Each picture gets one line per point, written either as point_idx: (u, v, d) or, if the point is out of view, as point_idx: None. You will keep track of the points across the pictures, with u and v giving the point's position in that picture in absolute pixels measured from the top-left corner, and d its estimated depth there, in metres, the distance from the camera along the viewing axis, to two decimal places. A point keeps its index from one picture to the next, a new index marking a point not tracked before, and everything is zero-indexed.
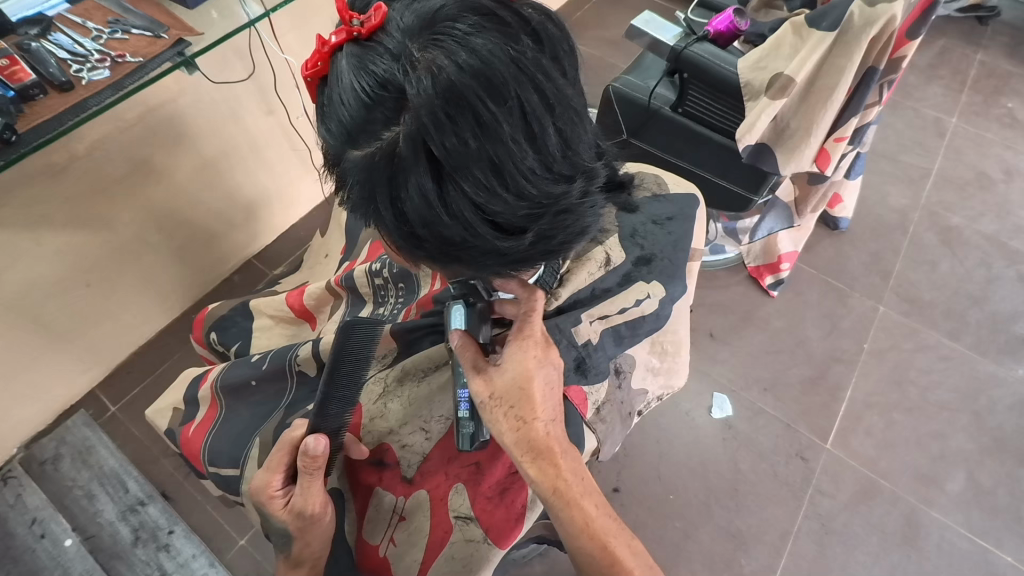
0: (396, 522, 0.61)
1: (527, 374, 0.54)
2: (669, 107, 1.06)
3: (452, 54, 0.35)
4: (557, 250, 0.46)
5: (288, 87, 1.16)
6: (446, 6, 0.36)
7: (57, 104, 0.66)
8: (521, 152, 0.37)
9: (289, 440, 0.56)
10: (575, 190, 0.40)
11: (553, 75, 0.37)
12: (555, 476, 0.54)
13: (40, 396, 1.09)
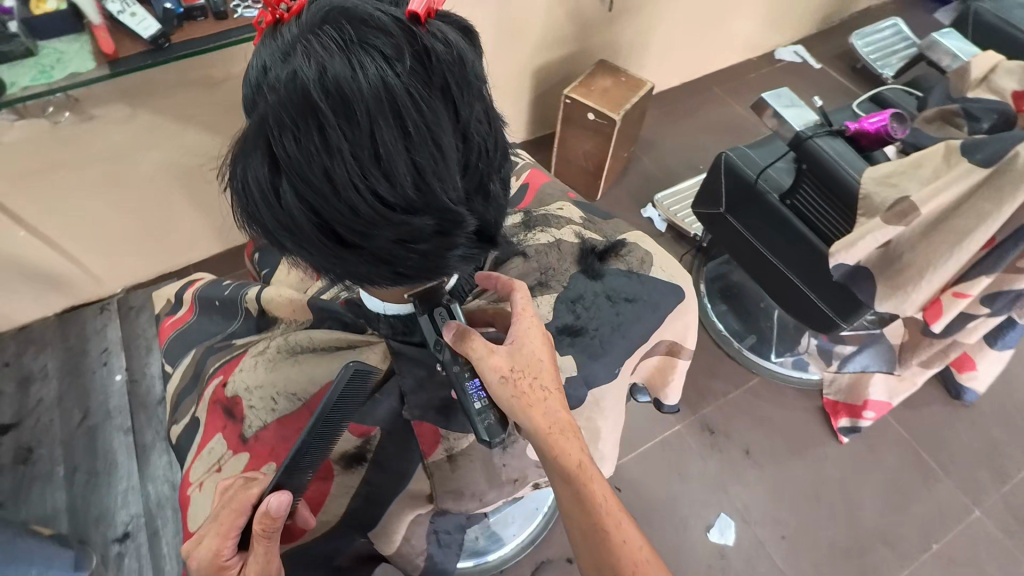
0: (214, 471, 0.62)
1: (534, 347, 0.59)
2: (777, 195, 0.96)
3: (320, 61, 0.36)
4: (407, 275, 0.46)
5: None
6: (343, 13, 0.37)
7: (209, 28, 0.79)
8: (362, 173, 0.38)
9: (245, 500, 0.50)
10: (417, 224, 0.41)
11: (423, 108, 0.38)
12: (573, 440, 0.58)
13: (148, 256, 1.30)
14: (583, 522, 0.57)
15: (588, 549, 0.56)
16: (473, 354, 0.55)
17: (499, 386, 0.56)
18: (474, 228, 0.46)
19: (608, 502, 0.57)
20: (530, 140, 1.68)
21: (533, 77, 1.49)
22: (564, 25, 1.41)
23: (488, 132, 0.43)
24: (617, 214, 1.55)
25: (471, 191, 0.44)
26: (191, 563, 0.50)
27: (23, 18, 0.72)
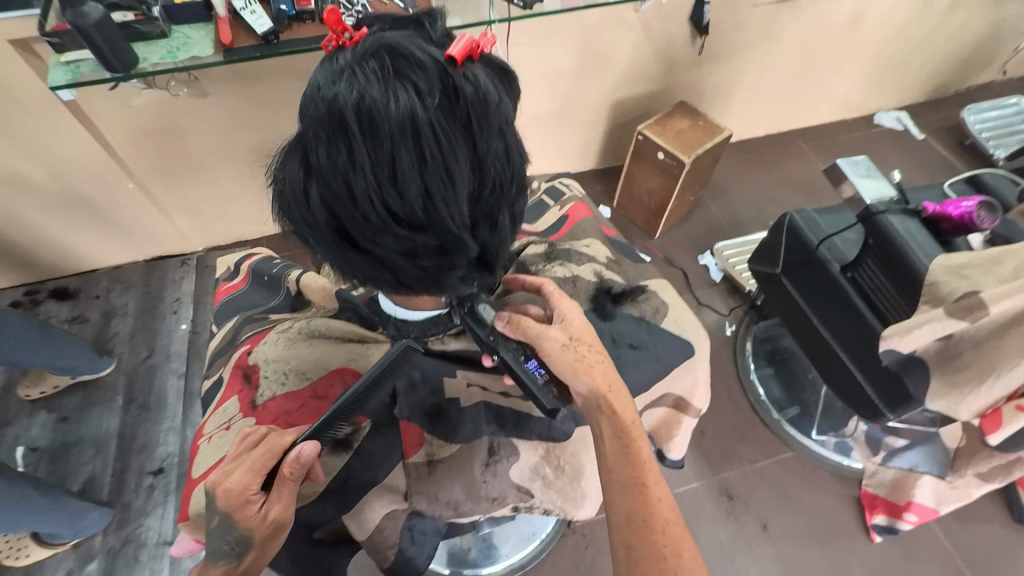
0: (221, 430, 0.66)
1: (580, 321, 0.64)
2: (839, 267, 0.91)
3: (359, 87, 0.39)
4: (407, 282, 0.50)
5: None
6: (389, 46, 0.41)
7: (314, 30, 0.87)
8: (377, 190, 0.41)
9: (279, 443, 0.55)
10: (419, 241, 0.45)
11: (444, 142, 0.41)
12: (625, 401, 0.61)
13: (230, 223, 1.43)
14: (621, 477, 0.57)
15: (621, 504, 0.56)
16: (531, 333, 0.61)
17: (561, 352, 0.61)
18: (475, 252, 0.49)
19: (651, 465, 0.58)
20: (598, 169, 1.70)
21: (611, 109, 1.51)
22: (650, 64, 1.42)
23: (505, 170, 0.46)
24: (673, 256, 1.53)
25: (478, 219, 0.47)
26: (221, 500, 0.53)
27: (165, 5, 0.84)
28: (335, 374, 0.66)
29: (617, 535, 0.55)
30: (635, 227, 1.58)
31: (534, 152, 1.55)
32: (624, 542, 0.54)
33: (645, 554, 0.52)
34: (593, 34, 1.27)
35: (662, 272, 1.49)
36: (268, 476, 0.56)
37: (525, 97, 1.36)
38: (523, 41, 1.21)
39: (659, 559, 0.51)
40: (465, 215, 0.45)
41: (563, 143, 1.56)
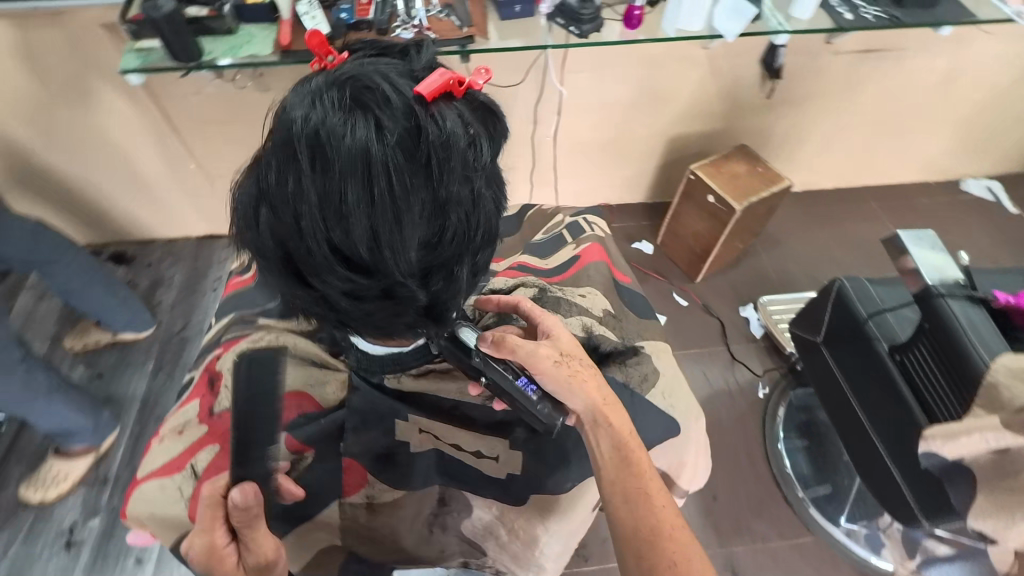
0: (176, 433, 0.70)
1: (566, 337, 0.63)
2: (887, 346, 0.83)
3: (319, 116, 0.38)
4: (353, 315, 0.48)
5: (552, 112, 1.29)
6: (359, 77, 0.39)
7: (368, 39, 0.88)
8: (322, 222, 0.40)
9: (217, 497, 0.57)
10: (361, 279, 0.43)
11: (396, 182, 0.39)
12: (620, 411, 0.60)
13: None
14: (624, 487, 0.55)
15: (628, 515, 0.53)
16: (520, 353, 0.57)
17: (557, 368, 0.58)
18: (425, 294, 0.47)
19: (652, 475, 0.56)
20: (646, 203, 1.64)
21: (666, 144, 1.46)
22: (712, 102, 1.36)
23: (467, 218, 0.44)
24: (711, 304, 1.45)
25: (433, 262, 0.45)
26: (198, 567, 0.54)
27: (237, 4, 0.88)
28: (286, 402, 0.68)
29: (624, 545, 0.52)
30: (676, 268, 1.52)
31: (580, 179, 1.52)
32: (633, 552, 0.51)
33: (657, 564, 0.50)
34: (655, 67, 1.24)
35: (697, 320, 1.42)
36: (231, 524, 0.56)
37: (577, 123, 1.34)
38: (581, 67, 1.19)
39: (670, 565, 0.49)
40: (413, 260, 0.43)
41: (612, 174, 1.53)
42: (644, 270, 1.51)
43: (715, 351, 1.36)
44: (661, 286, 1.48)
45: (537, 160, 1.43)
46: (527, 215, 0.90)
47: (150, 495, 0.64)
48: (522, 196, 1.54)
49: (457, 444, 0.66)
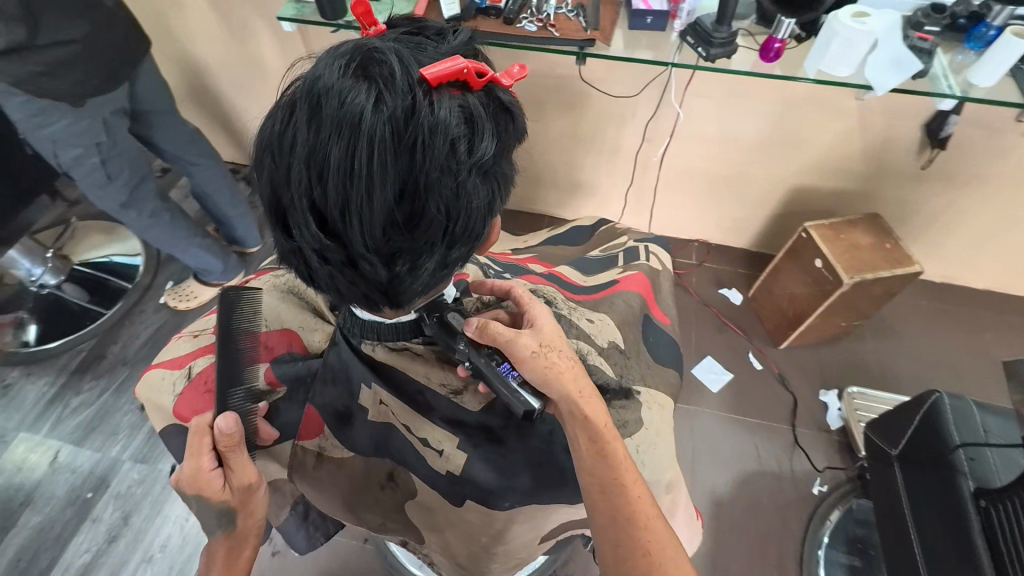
0: (192, 333, 0.67)
1: (551, 326, 0.57)
2: (973, 487, 0.69)
3: (324, 72, 0.36)
4: (321, 283, 0.45)
5: (666, 132, 1.23)
6: (378, 46, 0.36)
7: (492, 26, 0.90)
8: (295, 177, 0.37)
9: (202, 423, 0.51)
10: (322, 245, 0.40)
11: (371, 156, 0.35)
12: (598, 404, 0.53)
13: None
14: (599, 480, 0.50)
15: (604, 509, 0.50)
16: (498, 340, 0.51)
17: (534, 360, 0.52)
18: (391, 285, 0.42)
19: (629, 468, 0.52)
20: (747, 251, 1.52)
21: (786, 194, 1.33)
22: (853, 160, 1.21)
23: (447, 215, 0.39)
24: (789, 377, 1.31)
25: (403, 255, 0.40)
26: (185, 489, 0.50)
27: None
28: (281, 336, 0.63)
29: (602, 535, 0.49)
30: (760, 328, 1.39)
31: (682, 208, 1.44)
32: (611, 542, 0.49)
33: (633, 558, 0.47)
34: (793, 109, 1.12)
35: (767, 389, 1.29)
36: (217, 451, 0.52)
37: (691, 150, 1.26)
38: (709, 92, 1.12)
39: (645, 558, 0.47)
40: (377, 242, 0.39)
41: (717, 211, 1.43)
42: (724, 319, 1.40)
43: (776, 428, 1.23)
44: (738, 342, 1.36)
45: (640, 179, 1.38)
46: (599, 231, 0.91)
47: (152, 382, 0.62)
48: (616, 210, 1.51)
49: (406, 425, 0.56)
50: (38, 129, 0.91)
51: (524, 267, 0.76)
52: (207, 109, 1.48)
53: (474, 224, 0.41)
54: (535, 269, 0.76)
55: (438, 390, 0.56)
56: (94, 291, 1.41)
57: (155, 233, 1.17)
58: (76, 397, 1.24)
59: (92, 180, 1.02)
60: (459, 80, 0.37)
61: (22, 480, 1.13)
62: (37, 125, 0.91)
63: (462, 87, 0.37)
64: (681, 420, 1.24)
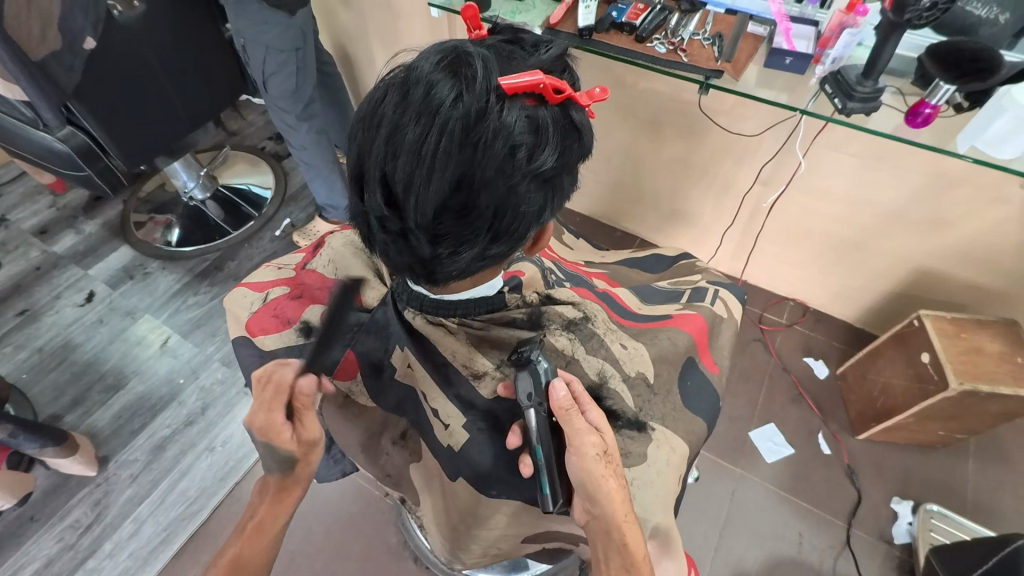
0: (274, 266, 0.74)
1: (613, 436, 0.56)
2: None
3: (419, 62, 0.40)
4: (377, 245, 0.49)
5: (784, 180, 1.16)
6: (471, 47, 0.40)
7: (623, 41, 0.91)
8: (374, 146, 0.41)
9: (283, 378, 0.55)
10: (382, 212, 0.44)
11: (441, 143, 0.39)
12: (637, 533, 0.53)
13: None
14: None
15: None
16: (573, 426, 0.52)
17: (595, 465, 0.51)
18: (434, 262, 0.46)
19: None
20: (849, 324, 1.38)
21: (909, 274, 1.19)
22: (1003, 255, 1.06)
23: (495, 211, 0.42)
24: (859, 473, 1.18)
25: (450, 239, 0.43)
26: (258, 434, 0.54)
27: None
28: None
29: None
30: (842, 411, 1.26)
31: (784, 262, 1.35)
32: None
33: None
34: (940, 184, 1.01)
35: (830, 477, 1.17)
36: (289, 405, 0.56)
37: (808, 203, 1.17)
38: (846, 147, 1.03)
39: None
40: (428, 221, 0.42)
41: (824, 274, 1.32)
42: (802, 390, 1.29)
43: (828, 521, 1.12)
44: (811, 418, 1.25)
45: (746, 221, 1.31)
46: (680, 264, 0.89)
47: (238, 297, 0.69)
48: (712, 248, 1.44)
49: (424, 393, 0.59)
50: (259, 35, 1.11)
51: (585, 280, 0.77)
52: (353, 74, 1.63)
53: (519, 226, 0.44)
54: (595, 285, 0.77)
55: (459, 367, 0.58)
56: (229, 211, 1.62)
57: (309, 155, 1.39)
58: (194, 296, 1.46)
59: (284, 88, 1.22)
60: (536, 92, 0.40)
61: (139, 352, 1.34)
62: (260, 31, 1.10)
63: (537, 99, 0.40)
64: (722, 479, 1.17)
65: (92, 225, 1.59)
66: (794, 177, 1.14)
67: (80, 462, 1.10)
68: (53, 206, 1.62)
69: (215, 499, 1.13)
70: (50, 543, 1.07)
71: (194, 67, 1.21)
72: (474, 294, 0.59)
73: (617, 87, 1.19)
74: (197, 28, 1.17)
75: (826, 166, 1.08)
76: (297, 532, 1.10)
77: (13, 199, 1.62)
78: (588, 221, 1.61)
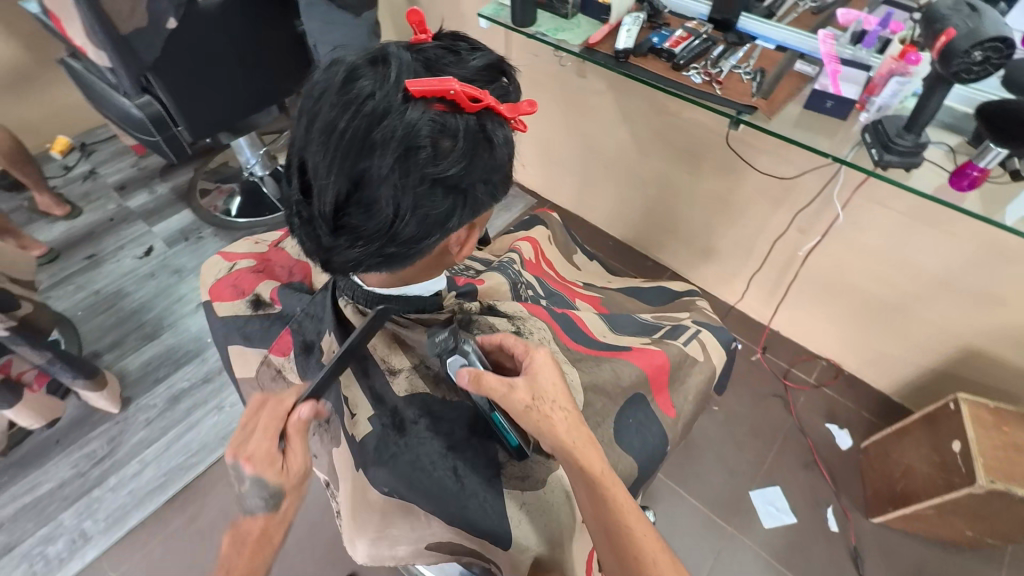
0: (255, 242, 0.84)
1: (549, 376, 0.57)
2: None
3: (347, 63, 0.45)
4: (299, 230, 0.54)
5: (823, 230, 1.09)
6: (397, 57, 0.45)
7: (657, 68, 0.87)
8: (300, 133, 0.47)
9: (280, 407, 0.53)
10: (302, 195, 0.48)
11: (345, 135, 0.43)
12: (596, 453, 0.54)
13: (540, 181, 1.65)
14: (606, 525, 0.52)
15: (610, 549, 0.51)
16: (493, 394, 0.55)
17: (528, 413, 0.54)
18: (341, 251, 0.50)
19: (627, 506, 0.53)
20: (883, 395, 1.27)
21: (957, 352, 1.08)
22: None
23: (394, 208, 0.45)
24: (865, 558, 1.07)
25: (353, 229, 0.47)
26: (247, 467, 0.50)
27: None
28: (303, 269, 0.78)
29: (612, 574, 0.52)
30: (858, 487, 1.15)
31: (816, 316, 1.26)
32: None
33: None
34: (997, 257, 0.91)
35: (831, 556, 1.07)
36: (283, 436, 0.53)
37: (848, 258, 1.09)
38: (892, 204, 0.96)
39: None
40: (334, 209, 0.46)
41: (859, 337, 1.22)
42: (818, 457, 1.19)
43: None
44: (822, 488, 1.15)
45: (779, 268, 1.24)
46: (673, 302, 0.95)
47: (213, 263, 0.80)
48: (741, 290, 1.38)
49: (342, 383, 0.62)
50: (327, 35, 1.18)
51: (565, 300, 0.85)
52: None
53: (420, 225, 0.47)
54: (573, 305, 0.85)
55: (376, 362, 0.62)
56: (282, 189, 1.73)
57: None
58: None
59: None
60: (449, 101, 0.44)
61: (178, 308, 1.46)
62: (326, 32, 1.17)
63: (449, 106, 0.44)
64: (709, 535, 1.10)
65: (163, 187, 1.74)
66: (834, 229, 1.07)
67: (104, 398, 1.20)
68: (135, 166, 1.79)
69: (213, 455, 1.19)
70: (66, 467, 1.17)
71: (259, 54, 1.29)
72: (402, 293, 0.63)
73: (660, 114, 1.17)
74: (265, 18, 1.25)
75: (868, 221, 1.01)
76: None
77: (104, 156, 1.82)
78: (620, 246, 1.57)
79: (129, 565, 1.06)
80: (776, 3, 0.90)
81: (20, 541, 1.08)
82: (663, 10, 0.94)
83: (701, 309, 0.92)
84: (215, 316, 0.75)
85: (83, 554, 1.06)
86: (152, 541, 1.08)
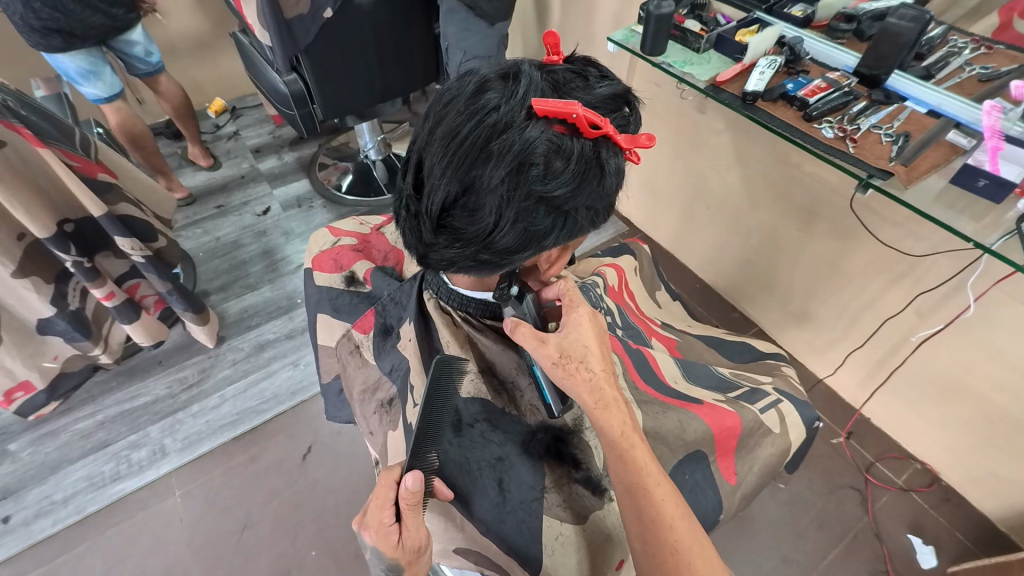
0: (360, 222, 0.90)
1: (582, 335, 0.57)
2: None
3: (480, 75, 0.47)
4: (403, 221, 0.57)
5: (947, 320, 0.97)
6: (526, 76, 0.47)
7: (787, 115, 0.82)
8: (424, 133, 0.49)
9: (389, 477, 0.50)
10: (414, 191, 0.51)
11: (465, 142, 0.45)
12: (620, 414, 0.55)
13: (637, 210, 1.63)
14: (625, 485, 0.52)
15: (629, 508, 0.52)
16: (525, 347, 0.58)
17: (552, 368, 0.56)
18: (438, 249, 0.52)
19: (648, 465, 0.53)
20: (986, 521, 1.10)
21: None
22: None
23: (496, 217, 0.47)
24: None
25: (454, 230, 0.49)
26: (367, 536, 0.48)
27: (723, 36, 0.93)
28: (396, 256, 0.83)
29: (630, 531, 0.52)
30: None
31: (919, 412, 1.13)
32: (640, 540, 0.51)
33: (660, 559, 0.49)
34: None
35: None
36: (397, 509, 0.49)
37: (971, 357, 0.96)
38: None
39: (672, 556, 0.49)
40: (440, 209, 0.48)
41: (969, 448, 1.07)
42: (890, 569, 1.05)
43: None
44: None
45: (884, 350, 1.12)
46: (756, 363, 0.90)
47: (321, 235, 0.87)
48: (833, 364, 1.26)
49: (412, 370, 0.64)
50: (460, 40, 1.24)
51: (641, 335, 0.82)
52: None
53: (517, 238, 0.48)
54: (648, 343, 0.82)
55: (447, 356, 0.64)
56: (391, 175, 1.83)
57: None
58: None
59: None
60: (569, 122, 0.45)
61: (280, 267, 1.59)
62: (460, 38, 1.23)
63: (567, 128, 0.45)
64: None
65: (290, 156, 1.93)
66: (961, 321, 0.95)
67: (205, 333, 1.33)
68: (271, 134, 2.00)
69: (281, 407, 1.29)
70: (162, 386, 1.32)
71: (394, 48, 1.38)
72: (487, 299, 0.64)
73: (779, 164, 1.11)
74: (404, 14, 1.34)
75: (1005, 320, 0.89)
76: (328, 463, 1.21)
77: (249, 121, 2.04)
78: (707, 291, 1.51)
79: (194, 485, 1.17)
80: (936, 64, 0.82)
81: (114, 441, 1.22)
82: (804, 56, 0.89)
83: (787, 377, 0.85)
84: (312, 283, 0.81)
85: (158, 466, 1.19)
86: (216, 469, 1.19)
